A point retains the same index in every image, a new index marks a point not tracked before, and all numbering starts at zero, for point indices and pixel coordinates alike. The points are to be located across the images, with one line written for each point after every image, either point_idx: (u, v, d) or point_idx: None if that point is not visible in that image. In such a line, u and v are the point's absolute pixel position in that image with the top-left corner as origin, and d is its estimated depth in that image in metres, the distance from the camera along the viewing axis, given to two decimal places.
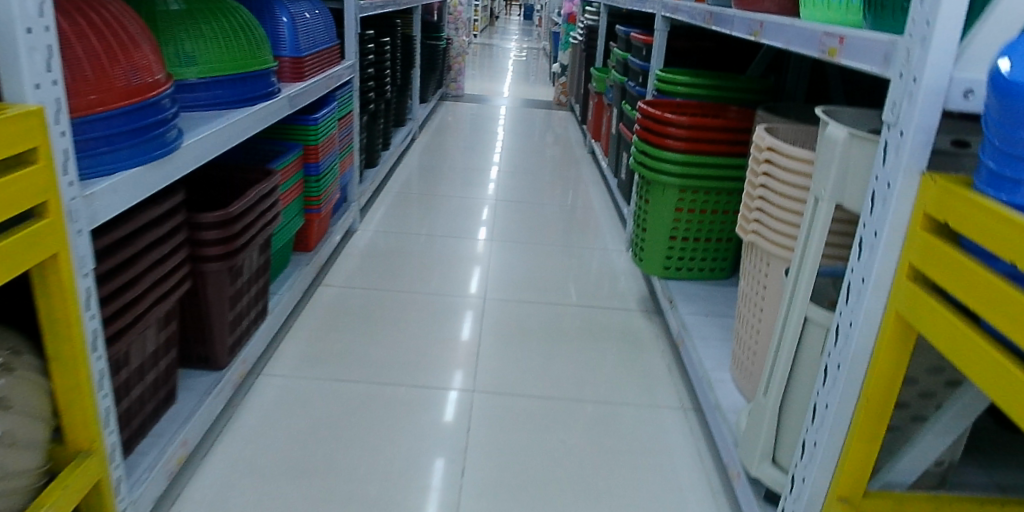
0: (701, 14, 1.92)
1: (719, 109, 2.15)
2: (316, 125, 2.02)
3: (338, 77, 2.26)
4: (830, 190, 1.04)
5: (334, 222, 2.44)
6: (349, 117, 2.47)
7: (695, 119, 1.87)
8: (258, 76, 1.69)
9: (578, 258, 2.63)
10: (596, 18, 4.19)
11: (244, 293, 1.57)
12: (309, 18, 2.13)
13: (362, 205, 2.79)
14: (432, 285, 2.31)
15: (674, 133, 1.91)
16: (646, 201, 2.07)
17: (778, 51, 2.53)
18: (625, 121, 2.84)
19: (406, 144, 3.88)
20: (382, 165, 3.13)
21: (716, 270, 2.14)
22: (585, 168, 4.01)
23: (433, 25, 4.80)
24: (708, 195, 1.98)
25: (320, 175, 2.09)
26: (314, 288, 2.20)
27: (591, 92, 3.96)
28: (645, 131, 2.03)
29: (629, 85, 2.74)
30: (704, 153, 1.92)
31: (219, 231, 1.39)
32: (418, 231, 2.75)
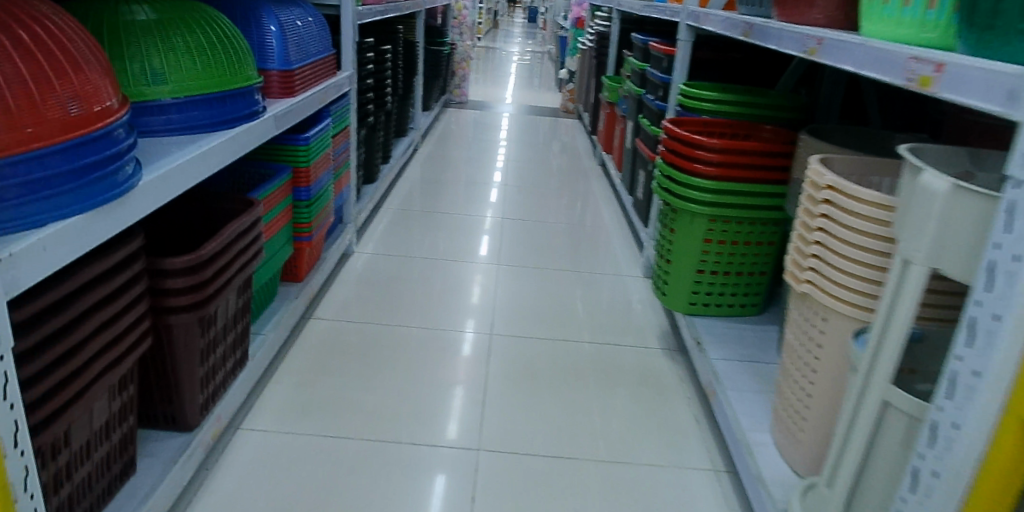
0: (736, 25, 1.72)
1: (752, 128, 1.96)
2: (308, 145, 1.83)
3: (333, 90, 2.06)
4: (924, 252, 0.84)
5: (327, 246, 2.24)
6: (345, 133, 2.28)
7: (730, 143, 1.68)
8: (236, 95, 1.49)
9: (591, 285, 2.44)
10: (608, 24, 3.99)
11: (218, 344, 1.38)
12: (302, 27, 1.94)
13: (359, 225, 2.59)
14: (433, 316, 2.11)
15: (706, 158, 1.71)
16: (671, 230, 1.88)
17: (811, 64, 2.33)
18: (642, 136, 2.65)
19: (407, 155, 3.69)
20: (381, 180, 2.94)
21: (746, 306, 1.94)
22: (595, 182, 3.81)
23: (436, 29, 4.61)
24: (741, 225, 1.79)
25: (311, 200, 1.90)
26: (303, 323, 2.00)
27: (602, 101, 3.77)
28: (671, 154, 1.84)
29: (647, 98, 2.55)
30: (738, 180, 1.73)
31: (188, 278, 1.20)
32: (419, 254, 2.56)
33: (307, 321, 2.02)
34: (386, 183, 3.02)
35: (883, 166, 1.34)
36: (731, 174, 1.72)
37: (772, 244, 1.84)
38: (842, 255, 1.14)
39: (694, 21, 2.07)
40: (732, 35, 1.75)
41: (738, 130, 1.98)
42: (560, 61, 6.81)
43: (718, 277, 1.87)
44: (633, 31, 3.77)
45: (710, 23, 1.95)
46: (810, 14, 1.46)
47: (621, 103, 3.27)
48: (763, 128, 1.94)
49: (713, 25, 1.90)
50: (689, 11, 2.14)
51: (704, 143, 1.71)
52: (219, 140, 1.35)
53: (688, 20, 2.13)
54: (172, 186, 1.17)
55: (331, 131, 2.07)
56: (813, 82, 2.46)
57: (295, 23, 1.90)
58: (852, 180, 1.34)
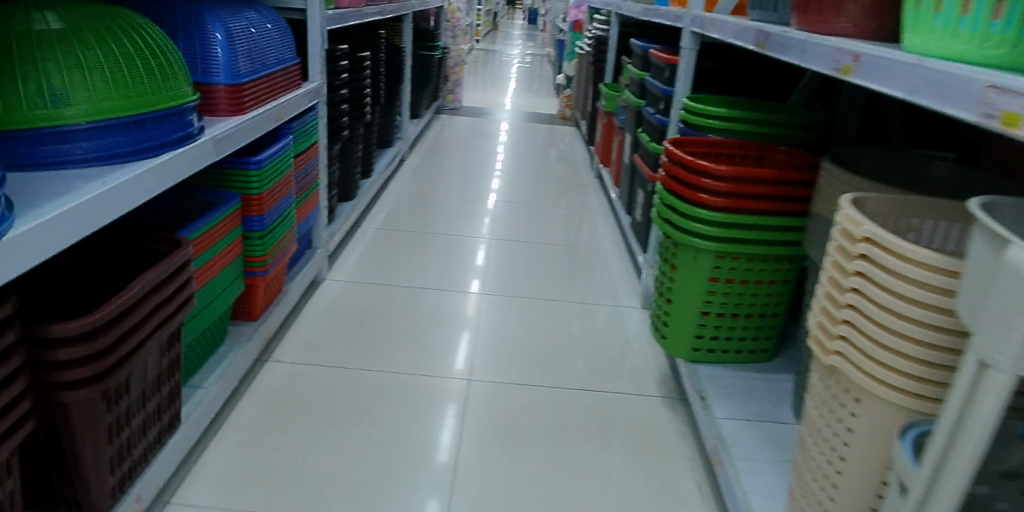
0: (749, 33, 1.49)
1: (766, 149, 1.77)
2: (260, 169, 1.60)
3: (296, 104, 1.84)
4: (1013, 355, 0.62)
5: (291, 276, 2.03)
6: (313, 150, 2.05)
7: (738, 170, 1.47)
8: (161, 117, 1.26)
9: (584, 318, 2.22)
10: (606, 28, 3.77)
11: (131, 416, 1.17)
12: (257, 34, 1.71)
13: (332, 250, 2.37)
14: (407, 357, 1.90)
15: (711, 187, 1.50)
16: (672, 266, 1.66)
17: (828, 75, 2.11)
18: (642, 152, 2.43)
19: (392, 168, 3.47)
20: (360, 198, 2.72)
21: (757, 352, 1.72)
22: (592, 196, 3.59)
23: (427, 34, 4.40)
24: (751, 262, 1.57)
25: (265, 230, 1.66)
26: (257, 367, 1.78)
27: (600, 110, 3.55)
28: (671, 180, 1.62)
29: (647, 111, 2.32)
30: (748, 212, 1.52)
31: (86, 346, 0.99)
32: (397, 281, 2.34)
33: (264, 364, 1.80)
34: (366, 201, 2.81)
35: (924, 207, 1.12)
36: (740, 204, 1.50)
37: (786, 283, 1.62)
38: (884, 326, 0.92)
39: (699, 28, 1.85)
40: (745, 45, 1.53)
41: (750, 151, 1.78)
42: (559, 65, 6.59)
43: (725, 320, 1.65)
44: (633, 36, 3.55)
45: (718, 30, 1.73)
46: (836, 22, 1.25)
47: (619, 113, 3.05)
48: (778, 149, 1.74)
49: (722, 33, 1.68)
50: (694, 16, 1.92)
51: (708, 170, 1.50)
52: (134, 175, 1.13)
53: (694, 26, 1.91)
54: (64, 233, 0.96)
55: (294, 150, 1.84)
56: (829, 97, 2.25)
57: (248, 30, 1.67)
58: (888, 223, 1.12)
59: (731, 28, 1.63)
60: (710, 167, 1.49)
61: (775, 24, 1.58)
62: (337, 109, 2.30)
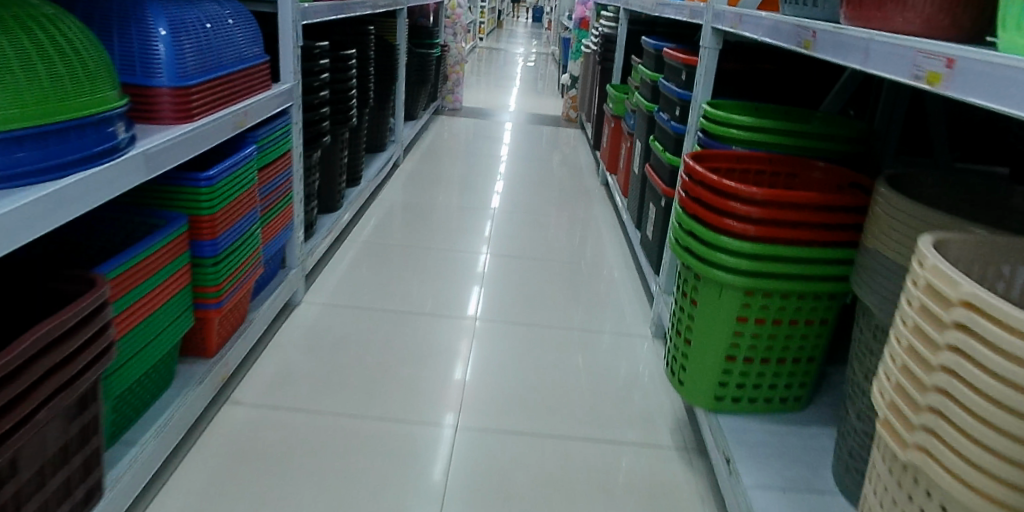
0: (791, 31, 1.24)
1: (802, 166, 1.51)
2: (213, 186, 1.37)
3: (261, 109, 1.61)
4: None
5: (258, 303, 1.80)
6: (286, 159, 1.83)
7: (772, 192, 1.24)
8: (71, 128, 1.00)
9: (589, 349, 1.98)
10: (614, 25, 3.53)
11: (25, 501, 0.92)
12: (212, 29, 1.46)
13: (310, 269, 2.14)
14: (387, 397, 1.67)
15: (740, 211, 1.27)
16: (693, 302, 1.43)
17: (865, 80, 1.88)
18: (655, 163, 2.19)
19: (384, 174, 3.24)
20: (345, 209, 2.49)
21: (789, 400, 1.49)
22: (598, 205, 3.35)
23: (425, 31, 4.16)
24: (785, 300, 1.34)
25: (220, 257, 1.43)
26: (212, 411, 1.55)
27: (606, 114, 3.32)
28: (691, 203, 1.39)
29: (661, 118, 2.08)
30: (784, 241, 1.29)
31: None
32: (381, 304, 2.11)
33: (220, 407, 1.57)
34: (351, 212, 2.58)
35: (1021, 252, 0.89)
36: (773, 232, 1.27)
37: (826, 323, 1.39)
38: (989, 423, 0.68)
39: (724, 26, 1.61)
40: (785, 44, 1.27)
41: (782, 167, 1.53)
42: (564, 64, 6.36)
43: (754, 366, 1.42)
44: (642, 34, 3.31)
45: (748, 28, 1.49)
46: (902, 16, 1.00)
47: (628, 118, 2.82)
48: (816, 165, 1.50)
49: (753, 32, 1.44)
50: (717, 12, 1.69)
51: (736, 191, 1.27)
52: (26, 201, 0.86)
53: (718, 23, 1.67)
54: None
55: (258, 162, 1.61)
56: (866, 102, 2.01)
57: (201, 23, 1.42)
58: (974, 271, 0.88)
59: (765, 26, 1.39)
60: (738, 188, 1.27)
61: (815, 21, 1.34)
62: (316, 113, 2.07)
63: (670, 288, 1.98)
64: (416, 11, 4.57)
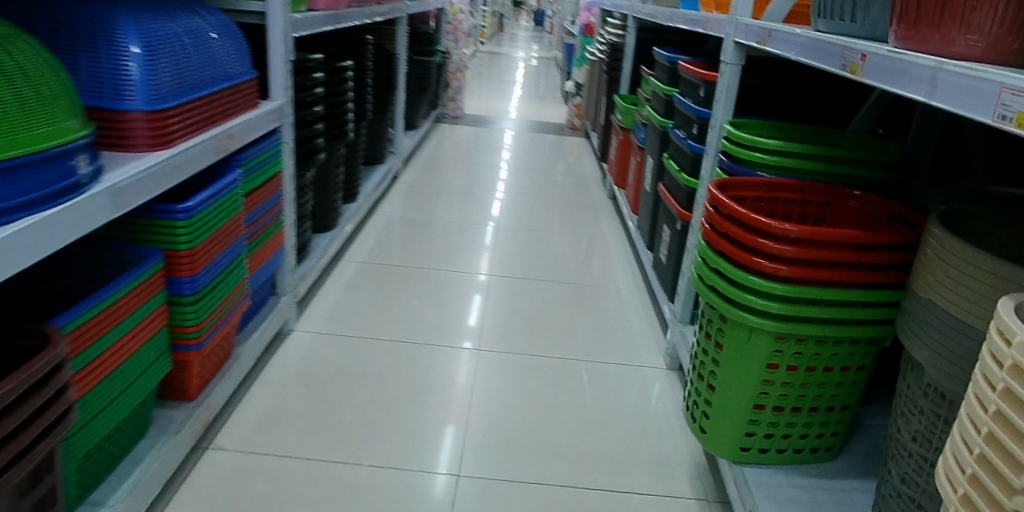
0: (835, 52, 1.12)
1: (837, 195, 1.40)
2: (192, 219, 1.25)
3: (247, 130, 1.48)
4: None
5: (245, 336, 1.68)
6: (277, 181, 1.71)
7: (807, 229, 1.12)
8: (33, 163, 0.88)
9: (599, 383, 1.86)
10: (622, 33, 3.41)
11: None
12: (191, 45, 1.34)
13: (303, 295, 2.02)
14: (383, 439, 1.55)
15: (771, 249, 1.15)
16: (718, 344, 1.31)
17: (896, 98, 1.76)
18: (668, 182, 2.06)
19: (382, 187, 3.12)
20: (341, 228, 2.37)
21: (820, 451, 1.37)
22: (604, 220, 3.23)
23: (426, 38, 4.04)
24: (820, 346, 1.22)
25: (200, 294, 1.31)
26: (193, 458, 1.43)
27: (614, 125, 3.20)
28: (715, 236, 1.28)
29: (676, 135, 1.96)
30: (819, 282, 1.16)
31: None
32: (378, 332, 1.99)
33: (202, 453, 1.45)
34: (348, 231, 2.46)
35: None
36: (808, 273, 1.15)
37: (863, 369, 1.27)
38: None
39: (751, 41, 1.49)
40: (828, 67, 1.15)
41: (813, 196, 1.41)
42: (567, 71, 6.25)
43: (784, 415, 1.30)
44: (651, 43, 3.20)
45: (779, 46, 1.37)
46: (962, 38, 0.86)
47: (638, 131, 2.70)
48: (852, 194, 1.38)
49: (787, 51, 1.32)
50: (740, 26, 1.57)
51: (766, 226, 1.15)
52: None
53: (742, 37, 1.55)
54: None
55: (244, 187, 1.48)
56: (896, 122, 1.89)
57: (178, 39, 1.30)
58: None
59: (801, 45, 1.27)
60: (769, 223, 1.15)
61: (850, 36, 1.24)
62: (310, 130, 1.96)
63: (686, 318, 1.85)
64: (417, 17, 4.46)
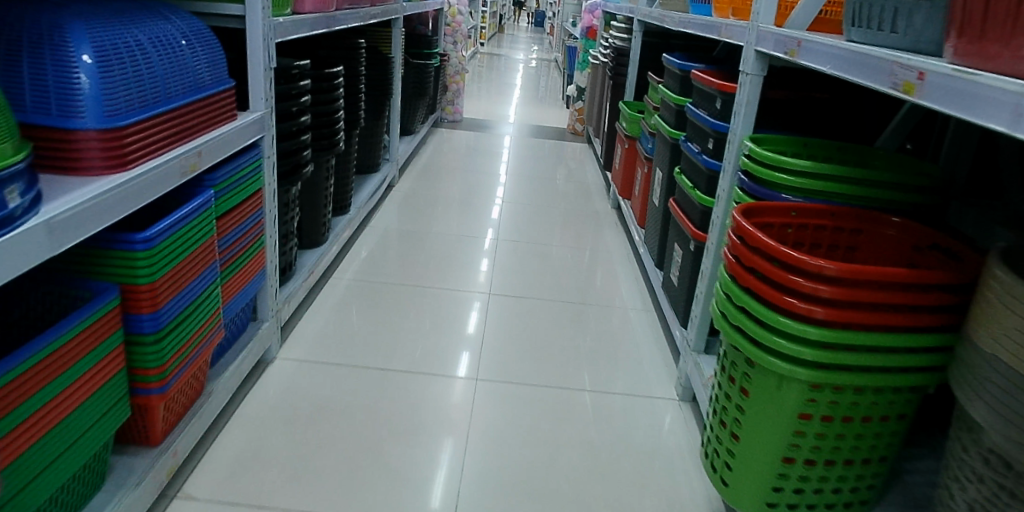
0: (884, 70, 0.99)
1: (873, 222, 1.27)
2: (152, 250, 1.11)
3: (219, 147, 1.35)
4: None
5: (220, 369, 1.54)
6: (257, 199, 1.57)
7: (847, 267, 0.98)
8: None
9: (606, 416, 1.73)
10: (627, 37, 3.27)
11: None
12: (155, 53, 1.20)
13: (288, 318, 1.89)
14: (370, 483, 1.42)
15: (804, 287, 1.01)
16: (744, 390, 1.17)
17: (927, 112, 1.63)
18: (681, 199, 1.93)
19: (377, 197, 2.99)
20: (330, 244, 2.24)
21: (854, 506, 1.23)
22: (608, 231, 3.10)
23: (423, 40, 3.90)
24: (859, 395, 1.08)
25: (163, 332, 1.18)
26: (158, 508, 1.30)
27: (618, 133, 3.07)
28: (739, 270, 1.14)
29: (690, 149, 1.82)
30: (859, 325, 1.02)
31: None
32: (368, 359, 1.85)
33: (168, 503, 1.32)
34: (338, 246, 2.32)
35: None
36: (846, 316, 1.01)
37: (904, 418, 1.14)
38: None
39: (778, 52, 1.36)
40: (875, 85, 1.02)
41: (846, 222, 1.28)
42: (568, 74, 6.12)
43: (816, 469, 1.16)
44: (658, 47, 3.07)
45: (812, 58, 1.24)
46: None
47: (646, 141, 2.56)
48: (890, 221, 1.25)
49: (822, 65, 1.19)
50: (764, 34, 1.43)
51: (799, 262, 1.02)
52: None
53: (768, 47, 1.41)
54: None
55: (216, 210, 1.35)
56: (926, 138, 1.77)
57: (140, 47, 1.16)
58: None
59: (840, 59, 1.13)
60: (802, 258, 1.01)
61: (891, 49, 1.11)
62: (296, 142, 1.82)
63: (699, 346, 1.72)
64: (414, 18, 4.32)
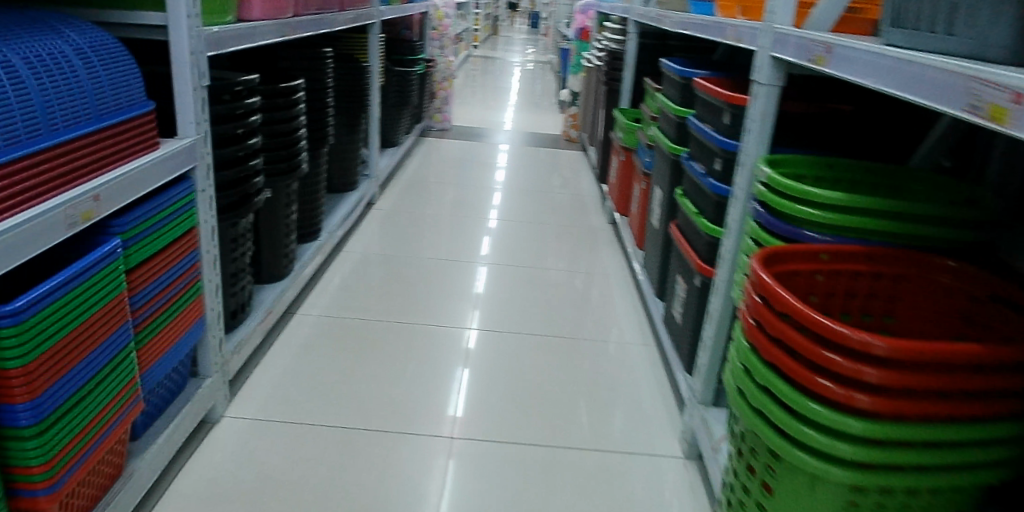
0: (953, 87, 0.75)
1: (921, 265, 1.04)
2: (21, 325, 0.88)
3: (127, 187, 1.11)
4: None
5: (143, 446, 1.31)
6: (191, 240, 1.35)
7: (898, 344, 0.76)
8: None
9: (602, 479, 1.50)
10: (623, 39, 3.04)
11: None
12: (33, 74, 0.96)
13: (240, 368, 1.66)
14: None
15: (842, 368, 0.79)
16: (768, 486, 0.94)
17: (971, 126, 1.40)
18: (685, 225, 1.70)
19: (353, 218, 2.76)
20: (294, 276, 2.01)
21: None
22: (605, 250, 2.87)
23: (406, 46, 3.67)
24: (913, 498, 0.85)
25: (46, 424, 0.95)
26: None
27: (614, 144, 2.85)
28: (760, 338, 0.93)
29: (695, 170, 1.60)
30: (916, 417, 0.79)
31: None
32: (330, 415, 1.63)
33: None
34: (304, 277, 2.10)
35: None
36: (898, 405, 0.78)
37: None
38: None
39: (802, 59, 1.13)
40: (938, 104, 0.78)
41: (886, 267, 1.05)
42: (563, 77, 5.89)
43: None
44: (655, 50, 2.85)
45: (848, 69, 1.00)
46: None
47: (644, 154, 2.34)
48: (942, 266, 1.02)
49: (861, 76, 0.96)
50: (783, 37, 1.21)
51: (834, 336, 0.80)
52: None
53: (790, 55, 1.18)
54: None
55: (126, 263, 1.12)
56: (969, 155, 1.54)
57: (9, 68, 0.92)
58: None
59: (886, 70, 0.90)
60: (838, 331, 0.79)
61: (944, 57, 0.87)
62: (246, 168, 1.59)
63: (707, 398, 1.50)
64: (398, 21, 4.09)
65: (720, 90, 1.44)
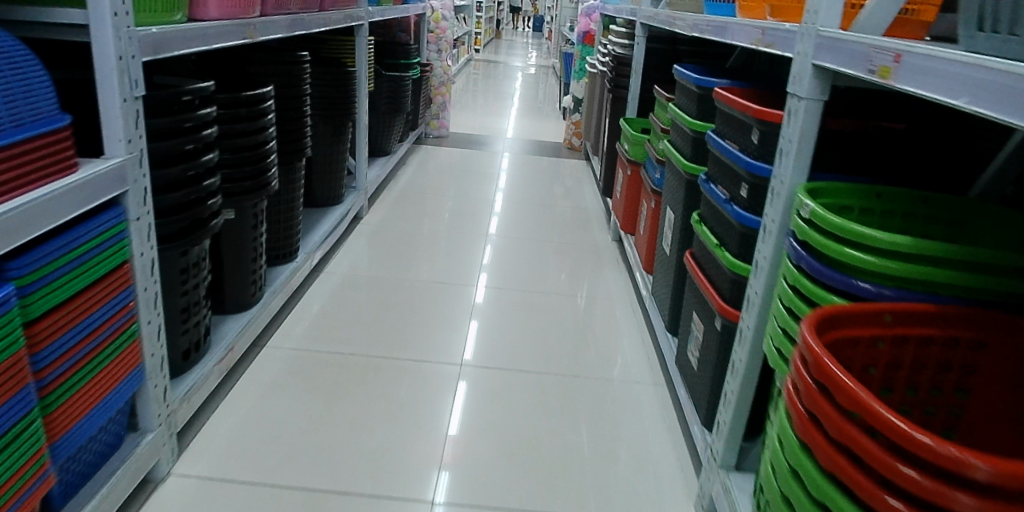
0: None
1: (1010, 331, 0.82)
2: None
3: (22, 221, 0.89)
4: None
5: None
6: (120, 278, 1.13)
7: (1005, 465, 0.54)
8: None
9: None
10: (630, 43, 2.83)
11: None
12: None
13: (190, 417, 1.44)
14: None
15: (923, 491, 0.58)
16: None
17: None
18: (704, 256, 1.48)
19: (337, 235, 2.55)
20: (261, 306, 1.80)
21: None
22: (609, 271, 2.66)
23: (401, 49, 3.47)
24: None
25: None
26: None
27: (620, 157, 2.63)
28: (814, 436, 0.71)
29: (716, 193, 1.38)
30: None
31: None
32: (294, 471, 1.42)
33: None
34: (275, 306, 1.89)
35: None
36: None
37: None
38: None
39: (857, 70, 0.90)
40: None
41: (964, 331, 0.84)
42: (565, 83, 5.68)
43: None
44: (664, 55, 2.63)
45: (920, 82, 0.78)
46: None
47: (654, 169, 2.12)
48: None
49: (941, 94, 0.72)
50: (832, 44, 0.99)
51: (912, 446, 0.59)
52: None
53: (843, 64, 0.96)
54: None
55: (20, 313, 0.91)
56: None
57: None
58: None
59: (977, 87, 0.66)
60: (917, 439, 0.58)
61: None
62: (203, 188, 1.39)
63: (729, 461, 1.29)
64: (393, 22, 3.89)
65: (749, 104, 1.23)
